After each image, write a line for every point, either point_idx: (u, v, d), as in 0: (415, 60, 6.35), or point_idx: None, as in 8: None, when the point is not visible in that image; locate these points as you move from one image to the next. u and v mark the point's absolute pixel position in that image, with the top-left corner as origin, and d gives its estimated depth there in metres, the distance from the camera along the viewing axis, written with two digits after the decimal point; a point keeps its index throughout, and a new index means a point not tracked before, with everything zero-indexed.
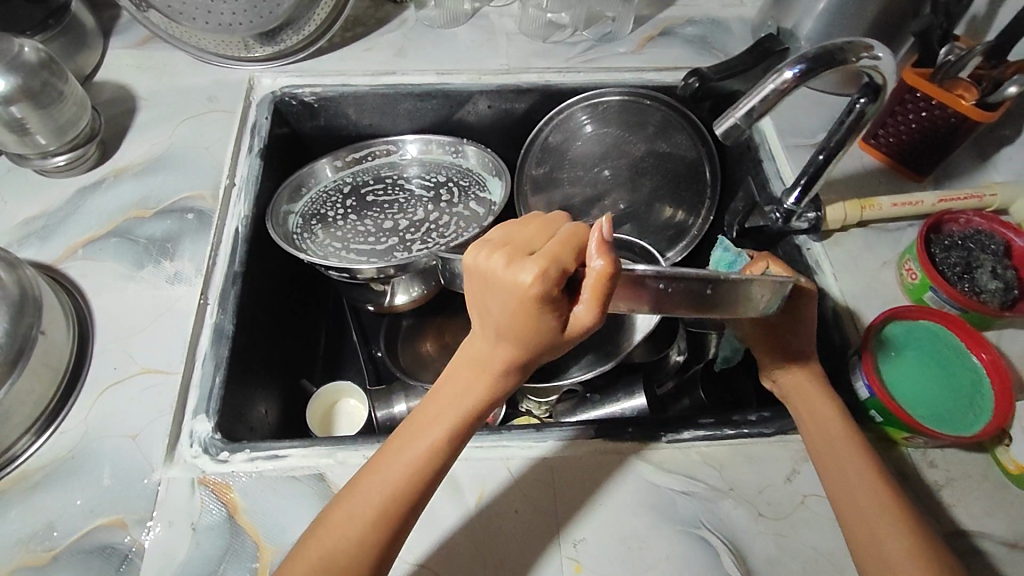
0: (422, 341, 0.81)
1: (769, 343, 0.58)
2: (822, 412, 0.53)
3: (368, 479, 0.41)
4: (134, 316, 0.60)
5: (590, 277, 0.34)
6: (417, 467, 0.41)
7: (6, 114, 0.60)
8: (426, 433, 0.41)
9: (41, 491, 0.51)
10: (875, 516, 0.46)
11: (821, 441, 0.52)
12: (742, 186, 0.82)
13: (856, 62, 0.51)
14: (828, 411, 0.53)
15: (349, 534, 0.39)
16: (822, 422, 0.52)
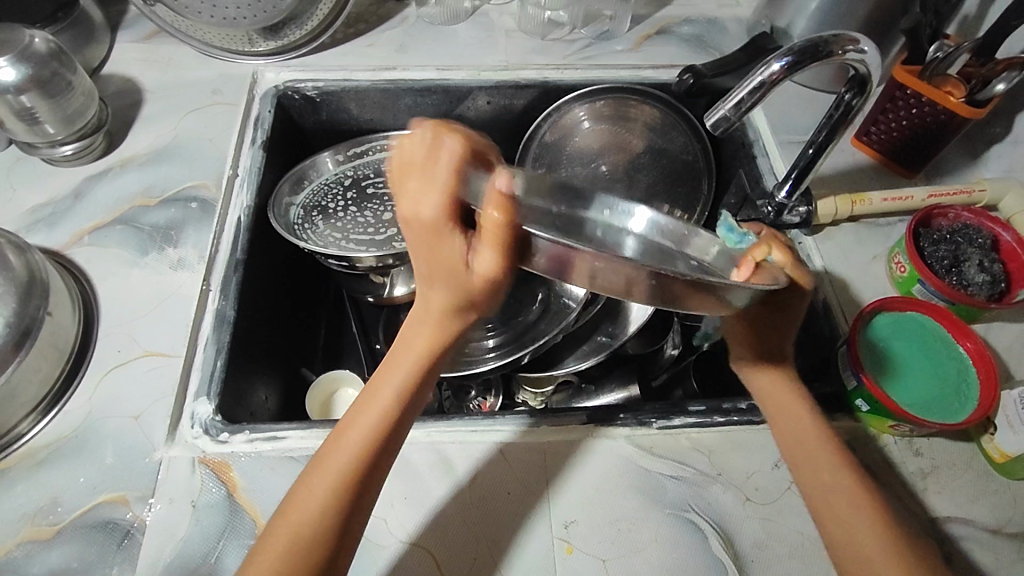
0: None
1: (746, 339, 0.55)
2: (783, 399, 0.53)
3: (331, 452, 0.42)
4: (138, 301, 0.61)
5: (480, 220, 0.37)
6: (371, 437, 0.42)
7: (16, 103, 0.62)
8: (378, 395, 0.42)
9: (46, 468, 0.52)
10: (852, 515, 0.46)
11: (788, 429, 0.51)
12: (733, 180, 0.83)
13: (842, 55, 0.52)
14: (789, 399, 0.53)
15: (312, 505, 0.40)
16: (786, 410, 0.52)
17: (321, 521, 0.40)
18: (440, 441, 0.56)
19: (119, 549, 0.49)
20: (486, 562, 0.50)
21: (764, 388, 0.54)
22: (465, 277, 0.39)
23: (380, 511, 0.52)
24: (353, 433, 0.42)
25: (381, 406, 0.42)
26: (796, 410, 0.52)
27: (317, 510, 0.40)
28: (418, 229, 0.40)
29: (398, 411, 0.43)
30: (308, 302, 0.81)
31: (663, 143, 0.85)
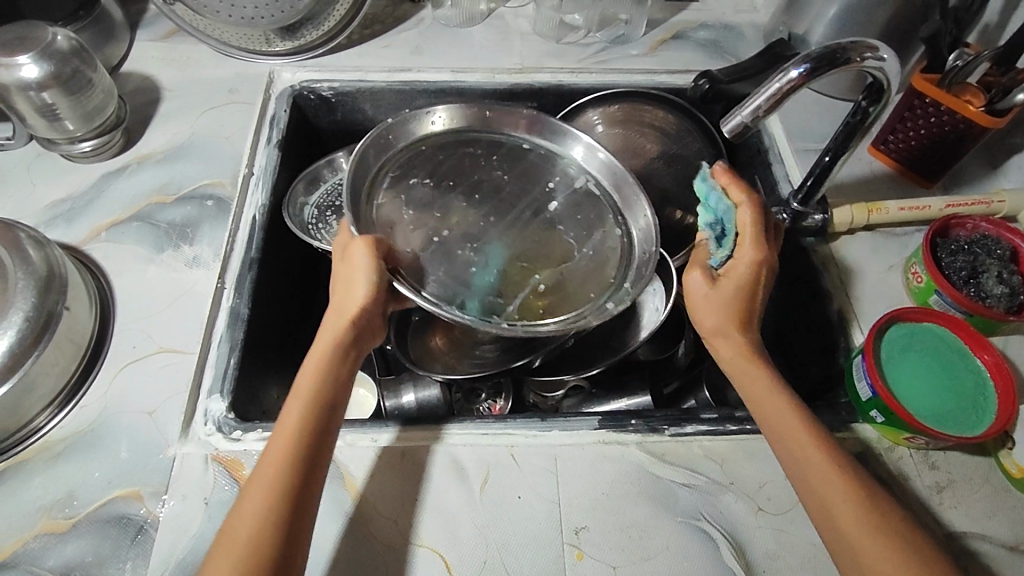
0: (431, 335, 0.79)
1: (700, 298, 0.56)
2: (760, 391, 0.52)
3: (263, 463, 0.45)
4: (153, 297, 0.62)
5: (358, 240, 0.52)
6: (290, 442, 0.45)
7: (38, 100, 0.62)
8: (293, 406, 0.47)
9: (62, 461, 0.53)
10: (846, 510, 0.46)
11: (771, 422, 0.50)
12: (749, 187, 0.82)
13: (861, 62, 0.52)
14: (764, 393, 0.52)
15: (252, 506, 0.43)
16: (760, 400, 0.52)
17: (263, 512, 0.42)
18: (452, 443, 0.56)
19: (133, 544, 0.49)
20: (496, 566, 0.50)
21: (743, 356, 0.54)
22: (351, 286, 0.51)
23: (390, 512, 0.52)
24: (280, 430, 0.46)
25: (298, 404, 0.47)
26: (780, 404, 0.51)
27: (258, 507, 0.43)
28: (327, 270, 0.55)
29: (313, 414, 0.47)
30: (320, 298, 0.80)
31: (680, 149, 0.83)
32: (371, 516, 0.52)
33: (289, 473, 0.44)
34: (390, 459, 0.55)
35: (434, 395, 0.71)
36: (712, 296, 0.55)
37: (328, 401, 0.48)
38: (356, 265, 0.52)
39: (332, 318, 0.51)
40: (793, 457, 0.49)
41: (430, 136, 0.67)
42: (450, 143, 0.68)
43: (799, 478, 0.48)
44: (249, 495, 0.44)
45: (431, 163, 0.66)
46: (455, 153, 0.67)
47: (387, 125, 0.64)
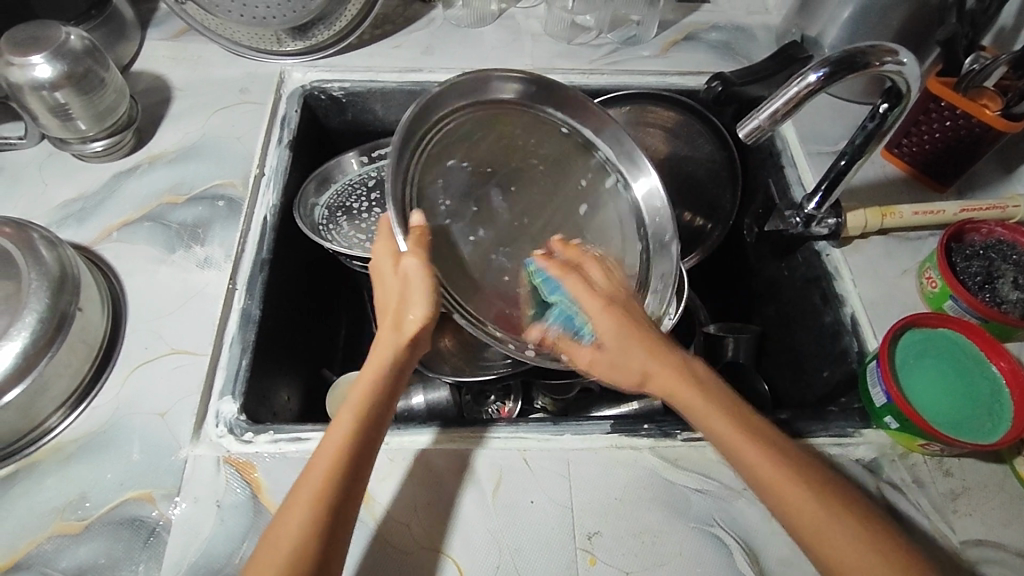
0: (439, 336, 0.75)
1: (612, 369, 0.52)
2: (699, 409, 0.49)
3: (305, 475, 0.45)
4: (165, 298, 0.62)
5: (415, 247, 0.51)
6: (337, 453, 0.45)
7: (50, 100, 0.62)
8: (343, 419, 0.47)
9: (75, 462, 0.53)
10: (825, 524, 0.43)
11: (727, 441, 0.47)
12: (763, 188, 0.82)
13: (880, 66, 0.51)
14: (713, 411, 0.48)
15: (296, 519, 0.42)
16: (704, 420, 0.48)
17: (306, 528, 0.42)
18: (465, 447, 0.56)
19: (145, 546, 0.49)
20: (508, 571, 0.50)
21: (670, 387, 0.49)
22: (408, 297, 0.50)
23: (402, 516, 0.52)
24: (327, 442, 0.46)
25: (348, 417, 0.47)
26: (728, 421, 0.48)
27: (302, 521, 0.42)
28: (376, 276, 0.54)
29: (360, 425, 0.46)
30: (329, 297, 0.81)
31: (689, 152, 0.84)
32: (383, 520, 0.52)
33: (334, 488, 0.44)
34: (402, 462, 0.55)
35: (444, 397, 0.71)
36: (598, 363, 0.52)
37: (377, 411, 0.47)
38: (414, 276, 0.50)
39: (386, 329, 0.51)
40: (759, 477, 0.45)
41: (471, 106, 0.63)
42: (488, 113, 0.64)
43: (773, 501, 0.45)
44: (293, 507, 0.43)
45: (467, 136, 0.62)
46: (491, 124, 0.64)
47: (434, 97, 0.59)
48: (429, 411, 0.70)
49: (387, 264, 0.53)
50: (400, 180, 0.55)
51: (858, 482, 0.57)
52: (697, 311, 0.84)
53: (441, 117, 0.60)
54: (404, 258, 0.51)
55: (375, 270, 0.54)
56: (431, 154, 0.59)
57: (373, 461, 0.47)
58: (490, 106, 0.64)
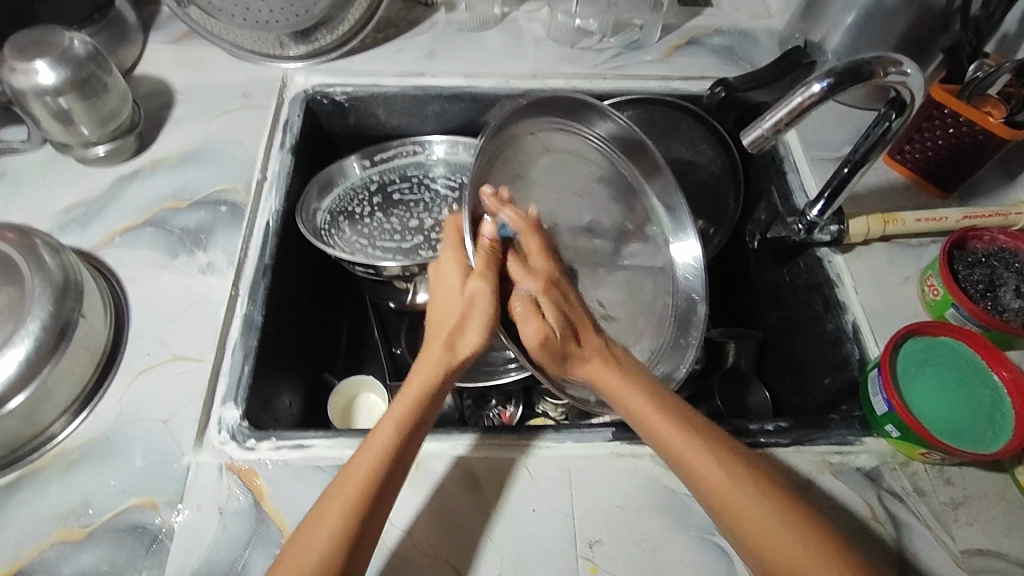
0: None
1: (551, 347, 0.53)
2: (647, 414, 0.51)
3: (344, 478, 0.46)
4: (167, 303, 0.62)
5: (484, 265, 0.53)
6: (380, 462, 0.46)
7: (53, 105, 0.62)
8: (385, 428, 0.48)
9: (78, 469, 0.53)
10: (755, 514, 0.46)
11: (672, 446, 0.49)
12: (765, 195, 0.82)
13: (885, 77, 0.51)
14: (665, 422, 0.50)
15: (329, 524, 0.43)
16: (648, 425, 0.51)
17: (337, 533, 0.43)
18: (466, 455, 0.56)
19: (148, 553, 0.49)
20: None
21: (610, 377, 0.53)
22: (468, 317, 0.52)
23: (403, 523, 0.52)
24: (366, 455, 0.46)
25: (387, 430, 0.48)
26: (674, 429, 0.50)
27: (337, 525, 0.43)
28: (438, 284, 0.56)
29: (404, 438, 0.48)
30: (331, 301, 0.81)
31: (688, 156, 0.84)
32: (383, 526, 0.52)
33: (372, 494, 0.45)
34: None
35: (445, 402, 0.72)
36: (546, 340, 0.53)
37: (417, 427, 0.49)
38: (478, 295, 0.52)
39: (436, 346, 0.52)
40: (711, 487, 0.47)
41: (552, 121, 0.66)
42: (564, 131, 0.67)
43: (699, 487, 0.48)
44: (323, 516, 0.44)
45: (542, 152, 0.65)
46: (562, 141, 0.67)
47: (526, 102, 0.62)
48: None
49: (454, 277, 0.55)
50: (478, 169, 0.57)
51: (858, 491, 0.57)
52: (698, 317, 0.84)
53: (526, 123, 0.63)
54: (474, 279, 0.53)
55: (439, 277, 0.56)
56: (508, 158, 0.62)
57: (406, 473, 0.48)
58: (562, 127, 0.67)
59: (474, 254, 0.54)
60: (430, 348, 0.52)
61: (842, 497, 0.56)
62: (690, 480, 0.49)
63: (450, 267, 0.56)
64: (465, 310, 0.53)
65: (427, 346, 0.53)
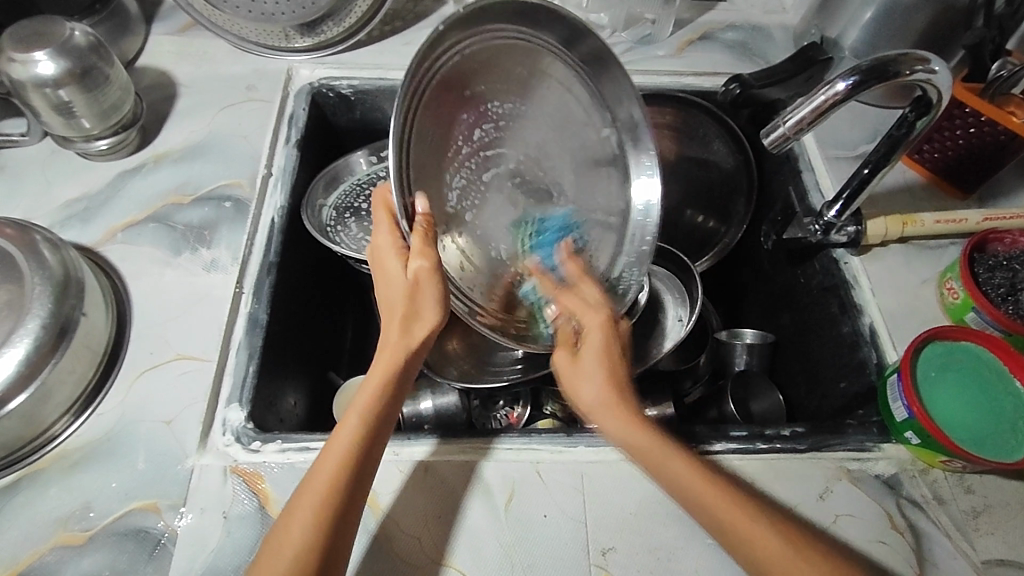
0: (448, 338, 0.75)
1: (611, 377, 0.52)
2: (649, 447, 0.48)
3: (312, 477, 0.44)
4: (170, 301, 0.60)
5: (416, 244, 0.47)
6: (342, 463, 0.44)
7: (54, 97, 0.61)
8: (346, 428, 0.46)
9: (79, 471, 0.52)
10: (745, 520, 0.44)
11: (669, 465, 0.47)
12: (779, 196, 0.80)
13: (910, 75, 0.50)
14: (652, 442, 0.48)
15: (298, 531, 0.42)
16: (653, 458, 0.48)
17: (305, 539, 0.42)
18: (476, 459, 0.55)
19: (151, 559, 0.48)
20: None
21: (609, 406, 0.51)
22: (418, 302, 0.49)
23: (413, 529, 0.51)
24: (331, 453, 0.45)
25: (350, 425, 0.46)
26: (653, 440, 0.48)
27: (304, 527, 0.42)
28: (377, 264, 0.52)
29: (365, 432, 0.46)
30: (336, 299, 0.80)
31: (700, 155, 0.83)
32: (393, 532, 0.50)
33: (340, 492, 0.44)
34: (412, 473, 0.53)
35: (453, 402, 0.70)
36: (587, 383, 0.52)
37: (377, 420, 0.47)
38: (418, 275, 0.47)
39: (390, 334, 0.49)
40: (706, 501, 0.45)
41: (524, 45, 0.56)
42: (535, 61, 0.58)
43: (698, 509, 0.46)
44: (294, 514, 0.43)
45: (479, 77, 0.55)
46: (524, 74, 0.58)
47: (503, 11, 0.52)
48: (437, 417, 0.69)
49: (394, 262, 0.50)
50: (423, 68, 0.47)
51: (875, 498, 0.55)
52: (708, 319, 0.83)
53: (495, 31, 0.53)
54: (416, 258, 0.47)
55: (378, 261, 0.51)
56: (436, 92, 0.51)
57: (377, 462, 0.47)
58: (530, 45, 0.57)
59: (410, 232, 0.47)
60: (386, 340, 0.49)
61: (860, 504, 0.55)
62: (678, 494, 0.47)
63: (389, 251, 0.51)
64: (412, 294, 0.48)
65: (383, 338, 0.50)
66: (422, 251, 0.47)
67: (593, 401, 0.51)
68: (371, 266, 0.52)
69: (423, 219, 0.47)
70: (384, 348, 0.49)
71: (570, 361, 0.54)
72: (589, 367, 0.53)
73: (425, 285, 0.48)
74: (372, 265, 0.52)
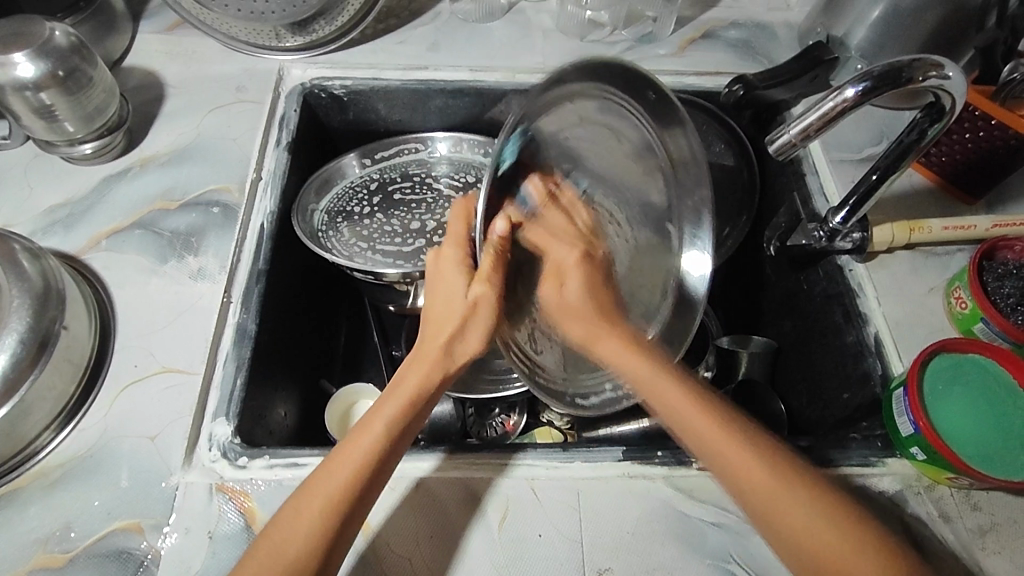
0: None
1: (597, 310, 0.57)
2: (662, 392, 0.51)
3: (322, 478, 0.45)
4: (154, 312, 0.59)
5: (485, 260, 0.50)
6: (361, 462, 0.45)
7: (35, 101, 0.59)
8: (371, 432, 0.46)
9: (60, 490, 0.50)
10: (808, 515, 0.43)
11: (659, 394, 0.51)
12: (783, 200, 0.78)
13: (923, 81, 0.48)
14: (699, 415, 0.49)
15: (302, 527, 0.43)
16: (656, 392, 0.51)
17: (314, 535, 0.42)
18: (469, 475, 0.53)
19: None
20: None
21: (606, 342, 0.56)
22: (468, 323, 0.51)
23: (404, 550, 0.49)
24: (353, 451, 0.45)
25: (376, 430, 0.46)
26: (712, 423, 0.48)
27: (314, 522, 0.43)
28: (437, 272, 0.54)
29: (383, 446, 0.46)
30: (328, 306, 0.78)
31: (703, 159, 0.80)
32: (383, 553, 0.49)
33: (350, 499, 0.44)
34: (404, 490, 0.52)
35: (447, 411, 0.69)
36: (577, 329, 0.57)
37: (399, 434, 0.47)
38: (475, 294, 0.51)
39: (432, 346, 0.51)
40: (767, 506, 0.45)
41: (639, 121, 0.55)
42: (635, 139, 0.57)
43: (748, 496, 0.46)
44: (309, 497, 0.44)
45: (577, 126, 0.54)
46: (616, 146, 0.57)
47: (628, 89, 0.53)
48: (432, 427, 0.68)
49: (455, 276, 0.52)
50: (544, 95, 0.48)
51: (880, 516, 0.54)
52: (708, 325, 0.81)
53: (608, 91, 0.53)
54: (479, 283, 0.50)
55: (438, 271, 0.53)
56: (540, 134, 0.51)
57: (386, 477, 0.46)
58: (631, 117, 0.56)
59: (481, 250, 0.50)
60: (427, 348, 0.51)
61: None
62: (744, 495, 0.46)
63: (452, 262, 0.53)
64: (468, 313, 0.51)
65: (422, 348, 0.51)
66: (485, 269, 0.50)
67: (581, 335, 0.57)
68: (429, 273, 0.54)
69: (498, 239, 0.50)
70: (423, 358, 0.51)
71: (557, 294, 0.57)
72: (572, 292, 0.57)
73: (478, 305, 0.51)
74: (432, 273, 0.54)
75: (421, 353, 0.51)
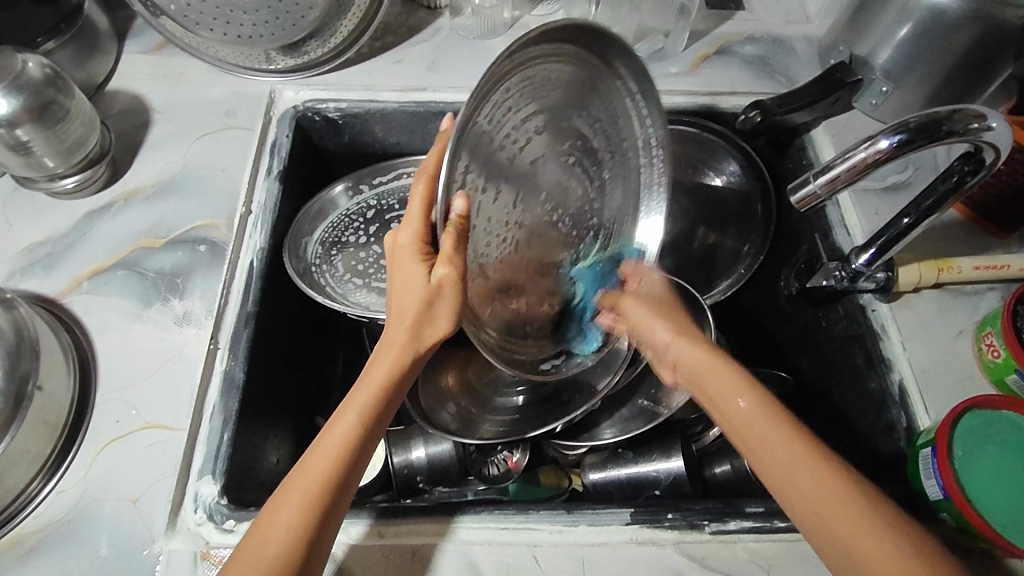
0: (443, 374, 0.70)
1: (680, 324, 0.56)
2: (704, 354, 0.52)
3: (299, 478, 0.43)
4: (138, 360, 0.56)
5: (445, 244, 0.42)
6: (333, 462, 0.43)
7: (10, 138, 0.56)
8: (335, 438, 0.44)
9: (37, 558, 0.48)
10: (823, 492, 0.42)
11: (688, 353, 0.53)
12: (801, 227, 0.73)
13: (964, 134, 0.44)
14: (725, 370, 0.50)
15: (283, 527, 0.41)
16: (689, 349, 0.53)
17: (295, 531, 0.41)
18: (469, 540, 0.51)
19: None
20: None
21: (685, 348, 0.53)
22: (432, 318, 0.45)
23: None
24: (323, 451, 0.44)
25: (342, 430, 0.44)
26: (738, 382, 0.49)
27: (290, 521, 0.42)
28: (394, 261, 0.46)
29: (347, 456, 0.44)
30: (322, 338, 0.75)
31: (712, 179, 0.78)
32: None
33: (328, 499, 0.43)
34: (401, 558, 0.50)
35: (446, 452, 0.66)
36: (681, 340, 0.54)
37: (371, 434, 0.45)
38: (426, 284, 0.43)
39: (397, 335, 0.46)
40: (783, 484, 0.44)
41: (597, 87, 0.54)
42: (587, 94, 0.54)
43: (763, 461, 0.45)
44: (288, 492, 0.43)
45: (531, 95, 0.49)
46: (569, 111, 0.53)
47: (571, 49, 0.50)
48: (430, 468, 0.66)
49: (411, 265, 0.45)
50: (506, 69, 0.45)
51: None
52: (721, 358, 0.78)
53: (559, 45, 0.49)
54: (441, 266, 0.43)
55: (394, 260, 0.46)
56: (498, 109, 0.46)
57: (361, 475, 0.45)
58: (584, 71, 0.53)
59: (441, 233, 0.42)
60: (393, 339, 0.46)
61: None
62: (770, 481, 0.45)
63: (407, 252, 0.45)
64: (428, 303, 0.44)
65: (389, 336, 0.46)
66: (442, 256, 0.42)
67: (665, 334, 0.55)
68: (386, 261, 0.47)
69: (456, 222, 0.41)
70: (388, 350, 0.46)
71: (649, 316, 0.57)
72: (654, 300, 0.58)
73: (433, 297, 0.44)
74: (390, 262, 0.46)
75: (388, 338, 0.46)
